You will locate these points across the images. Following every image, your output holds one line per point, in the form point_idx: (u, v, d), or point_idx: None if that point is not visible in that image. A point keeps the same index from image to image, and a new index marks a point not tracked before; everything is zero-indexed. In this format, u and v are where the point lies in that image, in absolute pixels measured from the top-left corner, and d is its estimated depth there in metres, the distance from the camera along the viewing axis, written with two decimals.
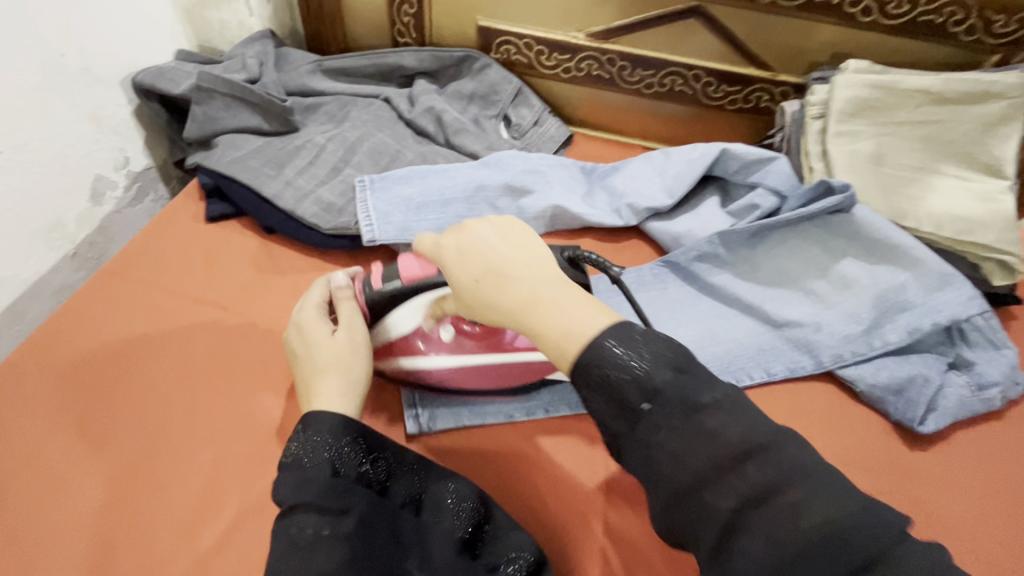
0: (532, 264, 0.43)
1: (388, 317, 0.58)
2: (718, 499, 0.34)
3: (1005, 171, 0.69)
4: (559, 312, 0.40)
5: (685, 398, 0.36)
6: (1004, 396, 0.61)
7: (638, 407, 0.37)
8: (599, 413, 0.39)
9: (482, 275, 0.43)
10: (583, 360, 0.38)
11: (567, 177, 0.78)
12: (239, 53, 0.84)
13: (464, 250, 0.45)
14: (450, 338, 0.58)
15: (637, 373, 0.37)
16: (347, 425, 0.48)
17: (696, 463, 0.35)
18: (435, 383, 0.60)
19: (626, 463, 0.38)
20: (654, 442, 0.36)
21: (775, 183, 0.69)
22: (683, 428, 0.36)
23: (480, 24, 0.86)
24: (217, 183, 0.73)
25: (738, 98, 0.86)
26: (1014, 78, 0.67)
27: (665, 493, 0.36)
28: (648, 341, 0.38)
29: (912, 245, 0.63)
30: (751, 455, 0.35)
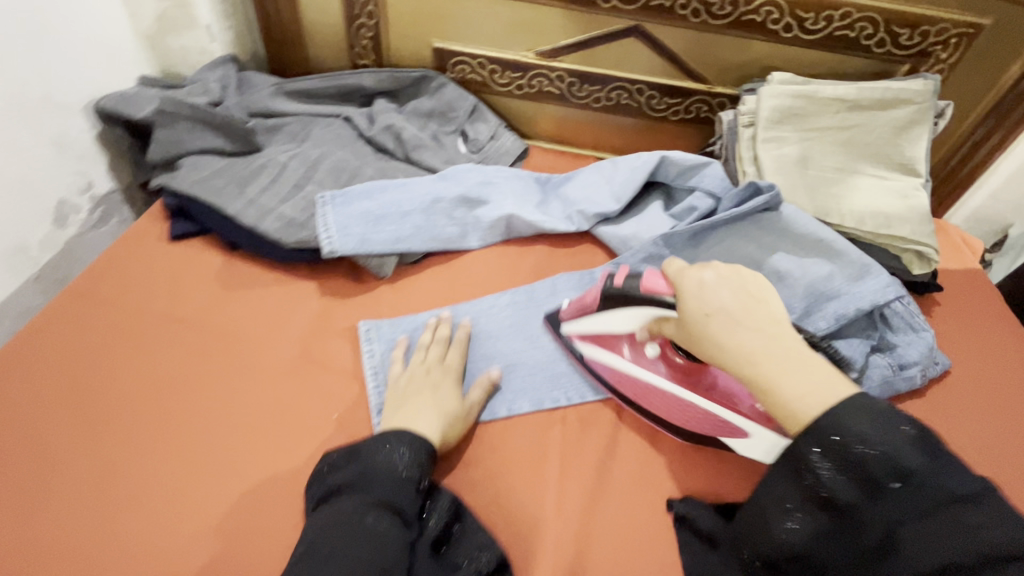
0: (773, 318, 0.48)
1: (605, 313, 0.61)
2: (958, 562, 0.38)
3: (918, 169, 0.75)
4: (791, 371, 0.45)
5: (934, 484, 0.40)
6: (923, 374, 0.66)
7: (887, 484, 0.40)
8: (832, 485, 0.42)
9: (714, 313, 0.48)
10: (819, 423, 0.42)
11: (521, 188, 0.82)
12: (201, 77, 0.87)
13: (702, 284, 0.50)
14: (653, 354, 0.62)
15: (872, 452, 0.40)
16: (426, 449, 0.52)
17: (950, 546, 0.39)
18: (617, 383, 0.63)
19: (864, 535, 0.42)
20: (906, 522, 0.40)
21: (711, 187, 0.75)
22: (940, 512, 0.39)
23: (434, 46, 0.91)
24: (181, 203, 0.75)
25: (680, 109, 0.92)
26: (920, 85, 0.73)
27: (913, 574, 0.39)
28: (880, 418, 0.41)
29: (834, 239, 0.69)
30: (1020, 560, 0.37)
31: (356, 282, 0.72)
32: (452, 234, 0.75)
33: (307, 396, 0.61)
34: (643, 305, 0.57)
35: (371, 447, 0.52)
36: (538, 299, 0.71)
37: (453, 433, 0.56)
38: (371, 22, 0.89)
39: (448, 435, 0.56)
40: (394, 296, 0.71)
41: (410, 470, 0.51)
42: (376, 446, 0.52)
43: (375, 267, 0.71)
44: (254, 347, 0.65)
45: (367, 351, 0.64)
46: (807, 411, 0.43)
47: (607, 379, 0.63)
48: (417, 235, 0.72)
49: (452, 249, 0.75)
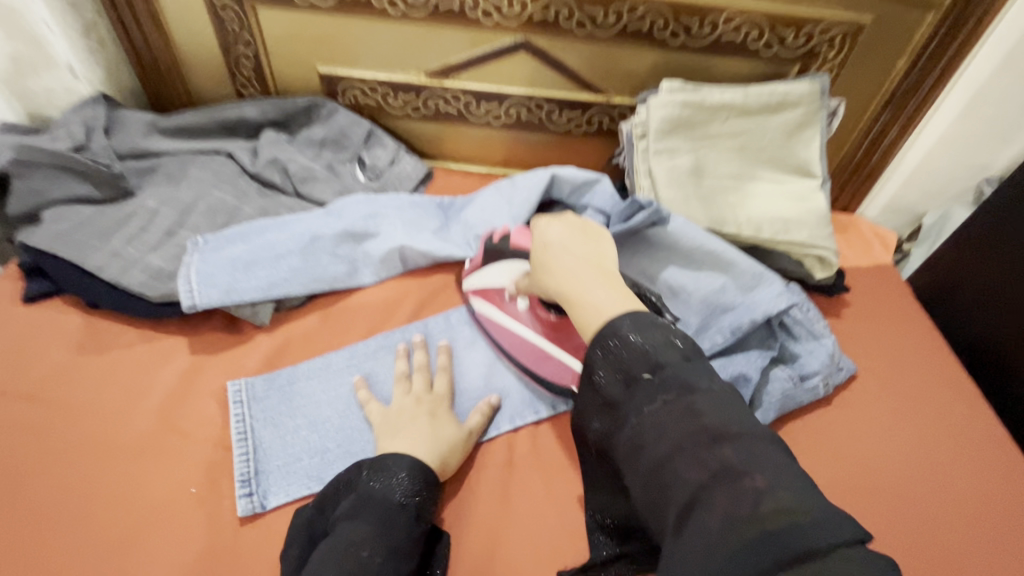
0: (599, 256, 0.50)
1: (490, 270, 0.66)
2: (686, 471, 0.38)
3: (813, 171, 0.74)
4: (589, 286, 0.47)
5: (683, 378, 0.41)
6: (826, 382, 0.64)
7: (641, 377, 0.42)
8: (602, 382, 0.44)
9: (539, 244, 0.52)
10: (600, 333, 0.44)
11: (416, 215, 0.78)
12: (64, 119, 0.80)
13: (545, 225, 0.53)
14: (524, 309, 0.64)
15: (635, 347, 0.42)
16: (424, 474, 0.51)
17: (676, 435, 0.39)
18: (501, 337, 0.66)
19: (620, 431, 0.43)
20: (655, 411, 0.40)
21: (600, 205, 0.72)
22: (676, 403, 0.40)
23: (321, 71, 0.86)
24: (38, 261, 0.69)
25: (582, 122, 0.89)
26: (807, 86, 0.72)
27: (647, 460, 0.40)
28: (654, 327, 0.43)
29: (724, 250, 0.66)
30: (728, 440, 0.38)
31: (230, 333, 0.66)
32: (337, 272, 0.70)
33: (169, 468, 0.56)
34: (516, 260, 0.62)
35: (367, 473, 0.50)
36: (431, 334, 0.69)
37: (451, 461, 0.56)
38: (250, 51, 0.85)
39: (446, 460, 0.56)
40: (272, 346, 0.66)
41: (409, 499, 0.49)
42: (369, 474, 0.50)
43: (249, 316, 0.66)
44: (113, 418, 0.59)
45: (237, 414, 0.60)
46: (597, 320, 0.45)
47: (490, 328, 0.67)
48: (297, 276, 0.68)
49: (340, 289, 0.71)
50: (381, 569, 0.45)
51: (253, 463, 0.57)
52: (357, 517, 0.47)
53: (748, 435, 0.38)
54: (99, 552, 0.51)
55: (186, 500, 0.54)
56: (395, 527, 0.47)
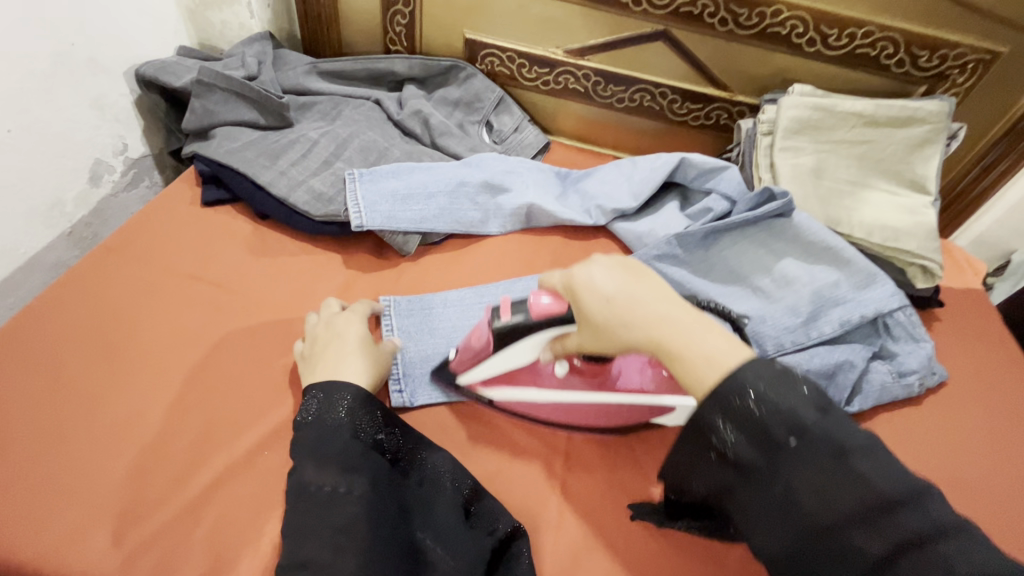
0: (665, 292, 0.48)
1: (505, 349, 0.57)
2: (857, 538, 0.37)
3: (928, 188, 0.78)
4: (697, 338, 0.44)
5: (834, 438, 0.39)
6: (921, 383, 0.69)
7: (783, 441, 0.39)
8: (733, 445, 0.41)
9: (611, 300, 0.47)
10: (721, 389, 0.41)
11: (543, 179, 0.85)
12: (238, 51, 0.89)
13: (589, 280, 0.48)
14: (561, 374, 0.59)
15: (771, 409, 0.40)
16: (356, 396, 0.53)
17: (844, 505, 0.37)
18: (543, 413, 0.62)
19: (756, 493, 0.40)
20: (810, 477, 0.38)
21: (726, 191, 0.77)
22: (830, 467, 0.38)
23: (466, 36, 0.93)
24: (214, 170, 0.78)
25: (700, 115, 0.94)
26: (935, 105, 0.76)
27: (803, 523, 0.38)
28: (785, 381, 0.41)
29: (843, 248, 0.72)
30: (902, 504, 0.37)
31: (380, 258, 0.74)
32: (473, 218, 0.77)
33: None
34: (532, 333, 0.55)
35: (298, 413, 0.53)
36: None
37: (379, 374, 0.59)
38: (407, 9, 0.92)
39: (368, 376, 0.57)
40: (414, 274, 0.73)
41: (349, 417, 0.52)
42: (304, 405, 0.53)
43: (399, 244, 0.73)
44: (279, 313, 0.67)
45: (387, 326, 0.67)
46: (712, 374, 0.42)
47: (526, 409, 0.62)
48: (441, 216, 0.75)
49: (473, 233, 0.78)
50: (341, 497, 0.47)
51: (401, 366, 0.64)
52: (296, 452, 0.50)
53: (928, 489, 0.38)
54: (273, 419, 0.59)
55: None
56: (345, 453, 0.49)
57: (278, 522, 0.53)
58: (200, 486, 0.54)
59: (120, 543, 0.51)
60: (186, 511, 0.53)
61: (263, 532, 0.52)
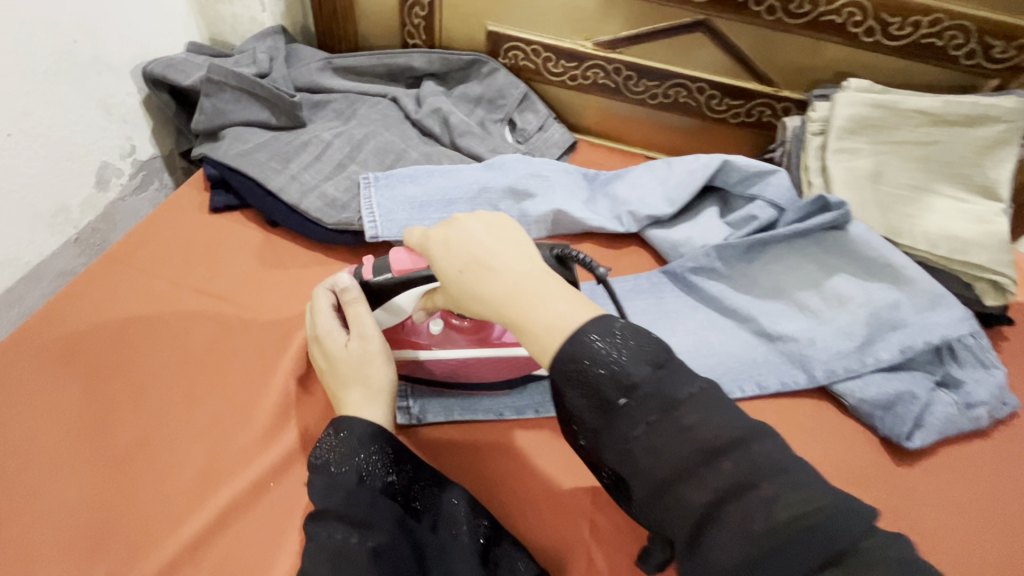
0: (528, 252, 0.42)
1: (373, 311, 0.55)
2: (688, 493, 0.34)
3: (1001, 194, 0.70)
4: (543, 305, 0.39)
5: (664, 393, 0.36)
6: (991, 415, 0.62)
7: (616, 402, 0.37)
8: (576, 409, 0.39)
9: (465, 265, 0.41)
10: (564, 352, 0.38)
11: (570, 182, 0.79)
12: (250, 46, 0.85)
13: (448, 242, 0.43)
14: (439, 330, 0.58)
15: (603, 372, 0.37)
16: (376, 436, 0.48)
17: (672, 459, 0.35)
18: (422, 372, 0.60)
19: (608, 458, 0.38)
20: (642, 436, 0.36)
21: (774, 197, 0.70)
22: (659, 421, 0.36)
23: (489, 29, 0.87)
24: (223, 174, 0.74)
25: (741, 111, 0.87)
26: (1013, 102, 0.68)
27: (645, 482, 0.36)
28: (630, 342, 0.38)
29: (905, 265, 0.65)
30: (726, 452, 0.35)
31: None
32: None
33: None
34: (399, 292, 0.53)
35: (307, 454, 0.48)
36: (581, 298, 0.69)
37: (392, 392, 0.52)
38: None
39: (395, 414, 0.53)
40: None
41: (358, 459, 0.47)
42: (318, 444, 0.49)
43: None
44: (289, 329, 0.63)
45: None
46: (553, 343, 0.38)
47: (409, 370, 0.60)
48: None
49: None
50: (353, 545, 0.44)
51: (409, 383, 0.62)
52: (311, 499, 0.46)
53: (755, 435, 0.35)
54: (282, 447, 0.55)
55: None
56: (355, 500, 0.46)
57: (286, 564, 0.49)
58: (203, 523, 0.50)
59: None
60: (189, 550, 0.49)
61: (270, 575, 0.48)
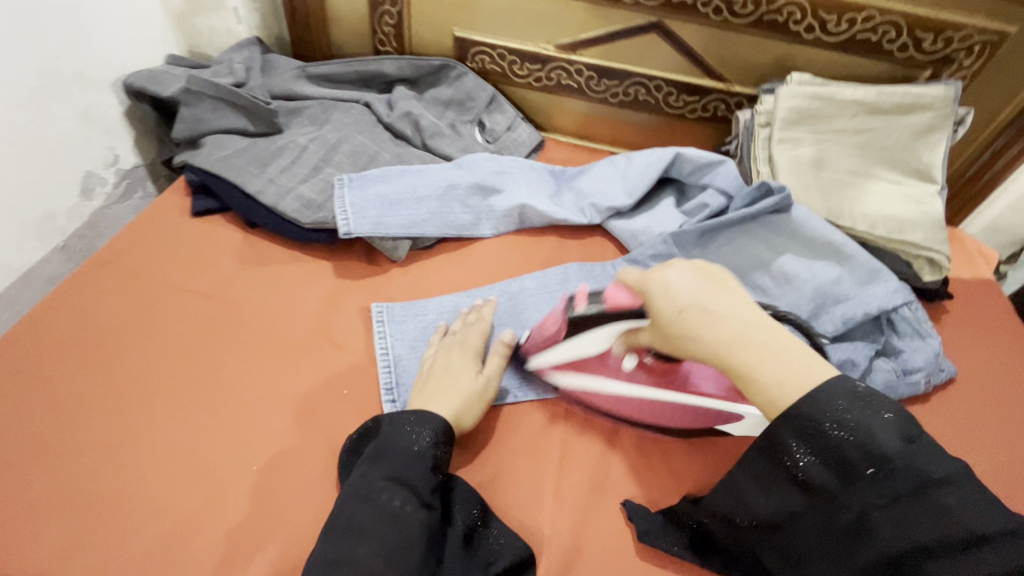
0: (740, 301, 0.47)
1: (576, 339, 0.59)
2: (932, 567, 0.40)
3: (935, 176, 0.75)
4: (771, 357, 0.43)
5: (914, 470, 0.41)
6: (928, 380, 0.66)
7: (863, 470, 0.42)
8: (810, 471, 0.43)
9: (688, 309, 0.46)
10: (796, 411, 0.42)
11: (536, 178, 0.83)
12: (227, 57, 0.89)
13: (667, 284, 0.47)
14: (629, 367, 0.57)
15: (849, 441, 0.41)
16: (443, 432, 0.54)
17: (923, 533, 0.40)
18: (614, 404, 0.60)
19: (839, 516, 0.43)
20: (881, 505, 0.42)
21: (723, 186, 0.75)
22: (916, 499, 0.41)
23: (456, 35, 0.92)
24: (203, 180, 0.77)
25: (697, 107, 0.92)
26: (941, 91, 0.73)
27: (876, 549, 0.42)
28: (865, 404, 0.42)
29: (844, 243, 0.69)
30: (985, 542, 0.39)
31: (370, 264, 0.73)
32: (465, 221, 0.76)
33: (321, 371, 0.63)
34: (605, 324, 0.57)
35: (388, 426, 0.54)
36: (551, 286, 0.72)
37: (469, 415, 0.57)
38: (395, 9, 0.91)
39: (464, 413, 0.57)
40: (407, 279, 0.72)
41: (431, 446, 0.53)
42: (395, 423, 0.54)
43: (389, 250, 0.72)
44: (268, 323, 0.66)
45: (379, 332, 0.65)
46: (791, 397, 0.42)
47: (588, 397, 0.61)
48: (431, 220, 0.74)
49: (465, 236, 0.77)
50: (406, 511, 0.49)
51: (395, 376, 0.62)
52: (370, 464, 0.52)
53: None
54: (263, 430, 0.58)
55: (336, 400, 0.61)
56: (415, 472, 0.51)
57: (268, 536, 0.53)
58: (192, 503, 0.54)
59: (107, 561, 0.51)
60: (179, 527, 0.53)
61: (252, 546, 0.52)
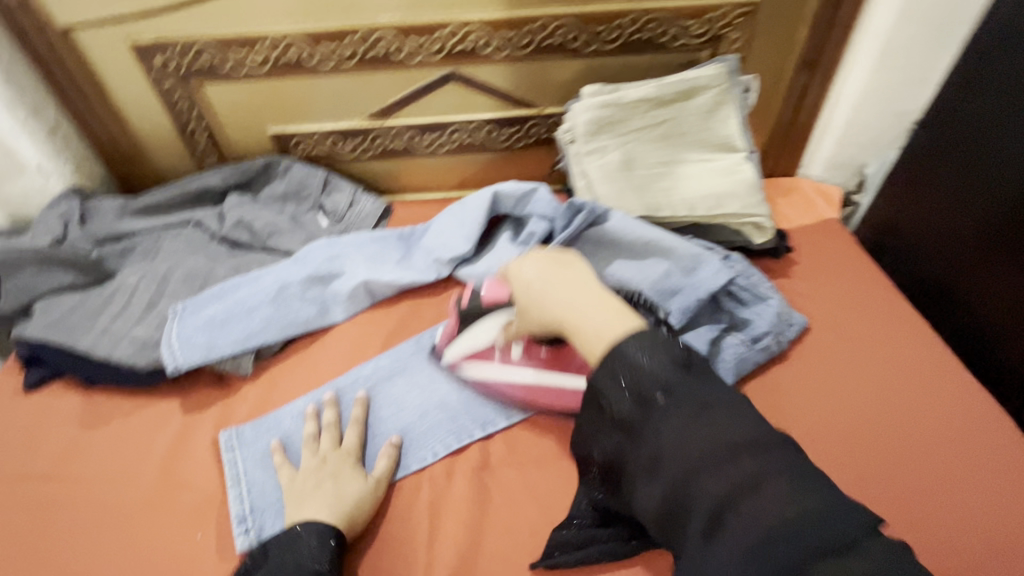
0: (580, 282, 0.55)
1: (470, 329, 0.67)
2: (709, 485, 0.41)
3: (736, 145, 0.79)
4: (585, 317, 0.51)
5: (695, 396, 0.45)
6: (777, 341, 0.69)
7: (655, 399, 0.45)
8: (618, 407, 0.47)
9: (529, 292, 0.56)
10: (604, 358, 0.48)
11: (379, 249, 0.82)
12: (43, 216, 0.86)
13: (521, 272, 0.58)
14: (520, 355, 0.65)
15: (645, 368, 0.46)
16: (322, 535, 0.53)
17: (701, 450, 0.42)
18: (496, 391, 0.66)
19: (642, 450, 0.45)
20: (675, 433, 0.44)
21: (543, 211, 0.76)
22: (692, 420, 0.44)
23: (271, 132, 0.92)
24: (34, 350, 0.74)
25: (520, 135, 0.95)
26: (714, 69, 0.77)
27: (670, 475, 0.43)
28: (659, 346, 0.47)
29: (662, 238, 0.71)
30: (748, 451, 0.42)
31: (220, 389, 0.71)
32: (310, 315, 0.75)
33: (177, 520, 0.60)
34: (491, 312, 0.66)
35: (280, 547, 0.53)
36: (404, 359, 0.72)
37: (361, 513, 0.57)
38: (202, 124, 0.91)
39: (356, 515, 0.57)
40: (260, 393, 0.70)
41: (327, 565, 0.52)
42: (291, 541, 0.53)
43: (233, 367, 0.70)
44: (117, 485, 0.63)
45: (230, 460, 0.64)
46: (600, 347, 0.49)
47: (487, 388, 0.67)
48: (272, 325, 0.73)
49: (315, 329, 0.76)
50: None
51: (249, 502, 0.60)
52: None
53: (777, 443, 0.43)
54: None
55: (194, 546, 0.58)
56: None
57: None
58: None
59: None
60: None
61: None
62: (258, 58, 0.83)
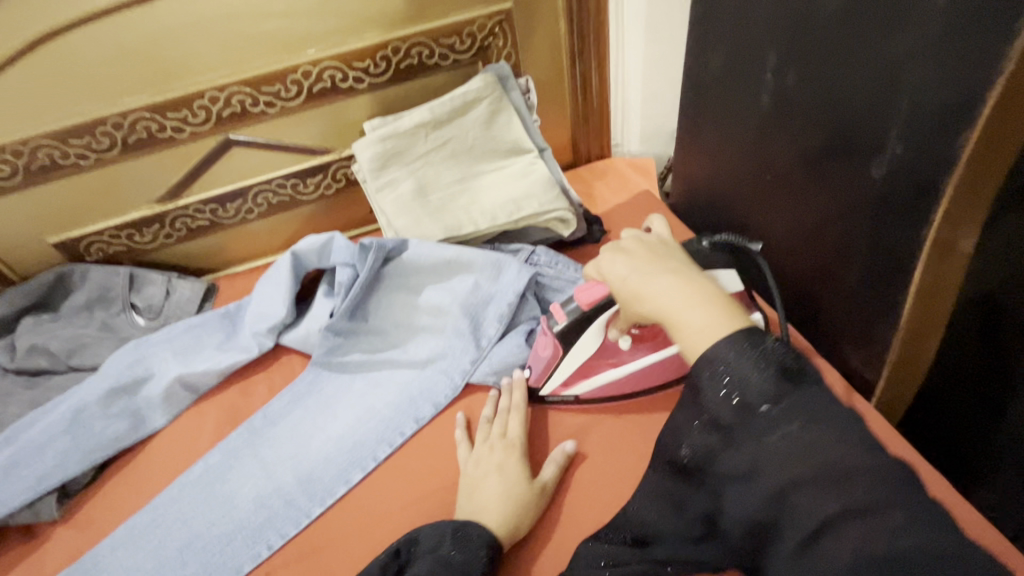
0: (672, 269, 0.46)
1: (574, 349, 0.61)
2: (807, 500, 0.34)
3: (523, 147, 0.81)
4: (685, 313, 0.42)
5: (803, 405, 0.35)
6: None
7: (758, 407, 0.36)
8: (710, 403, 0.38)
9: (625, 281, 0.47)
10: (710, 351, 0.38)
11: (194, 337, 0.76)
12: None
13: (611, 260, 0.50)
14: (628, 348, 0.62)
15: (741, 377, 0.37)
16: (490, 543, 0.51)
17: (800, 467, 0.34)
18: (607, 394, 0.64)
19: (729, 458, 0.38)
20: (770, 443, 0.35)
21: (342, 257, 0.74)
22: (797, 436, 0.35)
23: (51, 242, 0.84)
24: None
25: (328, 181, 0.92)
26: (480, 82, 0.79)
27: (764, 488, 0.36)
28: (754, 346, 0.37)
29: (462, 254, 0.73)
30: (855, 478, 0.33)
31: (26, 544, 0.64)
32: (119, 431, 0.69)
33: None
34: (592, 321, 0.60)
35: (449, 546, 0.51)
36: (235, 451, 0.67)
37: (525, 519, 0.55)
38: None
39: (519, 524, 0.54)
40: (73, 535, 0.63)
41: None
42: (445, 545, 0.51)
43: (33, 517, 0.63)
44: None
45: None
46: (703, 341, 0.39)
47: (602, 394, 0.64)
48: (73, 455, 0.66)
49: (131, 444, 0.70)
50: None
51: None
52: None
53: (891, 473, 0.33)
54: None
55: None
56: None
57: None
58: None
59: None
60: None
61: None
62: (5, 170, 0.76)
